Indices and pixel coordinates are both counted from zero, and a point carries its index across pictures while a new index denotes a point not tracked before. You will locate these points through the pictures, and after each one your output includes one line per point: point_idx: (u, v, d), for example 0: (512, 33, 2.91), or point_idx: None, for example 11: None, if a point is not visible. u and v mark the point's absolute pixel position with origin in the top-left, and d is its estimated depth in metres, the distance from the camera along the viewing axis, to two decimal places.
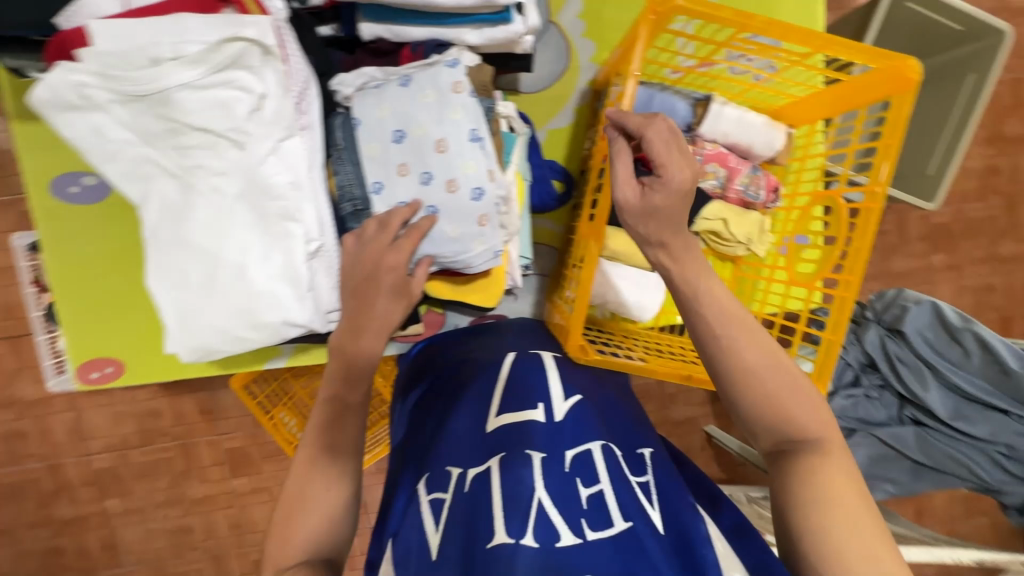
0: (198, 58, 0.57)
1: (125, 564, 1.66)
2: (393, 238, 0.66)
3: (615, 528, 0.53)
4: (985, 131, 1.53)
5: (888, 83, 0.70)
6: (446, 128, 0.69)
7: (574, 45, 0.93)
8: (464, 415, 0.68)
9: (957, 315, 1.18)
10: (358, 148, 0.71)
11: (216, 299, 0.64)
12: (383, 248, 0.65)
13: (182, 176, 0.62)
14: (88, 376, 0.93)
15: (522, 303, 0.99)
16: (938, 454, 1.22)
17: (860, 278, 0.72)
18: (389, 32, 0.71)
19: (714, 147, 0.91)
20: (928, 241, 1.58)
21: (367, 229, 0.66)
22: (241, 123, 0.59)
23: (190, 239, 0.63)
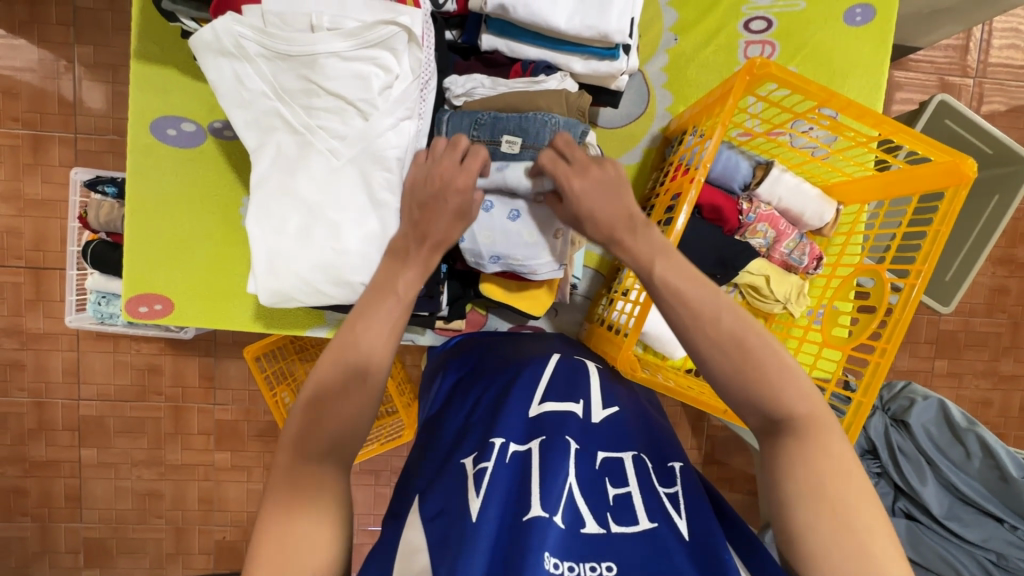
0: (352, 32, 0.63)
1: (87, 519, 1.62)
2: (460, 161, 0.65)
3: (639, 526, 0.53)
4: (999, 252, 1.61)
5: (943, 177, 0.77)
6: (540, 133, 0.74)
7: (653, 94, 1.01)
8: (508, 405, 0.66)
9: (963, 416, 1.22)
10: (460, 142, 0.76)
11: (306, 249, 0.68)
12: (452, 168, 0.64)
13: (304, 133, 0.67)
14: (136, 309, 0.96)
15: (562, 319, 1.04)
16: (928, 552, 1.23)
17: (897, 348, 0.76)
18: (506, 46, 0.78)
19: (767, 209, 0.97)
20: (934, 344, 1.63)
21: (437, 147, 0.66)
22: (373, 96, 0.65)
23: (296, 190, 0.68)
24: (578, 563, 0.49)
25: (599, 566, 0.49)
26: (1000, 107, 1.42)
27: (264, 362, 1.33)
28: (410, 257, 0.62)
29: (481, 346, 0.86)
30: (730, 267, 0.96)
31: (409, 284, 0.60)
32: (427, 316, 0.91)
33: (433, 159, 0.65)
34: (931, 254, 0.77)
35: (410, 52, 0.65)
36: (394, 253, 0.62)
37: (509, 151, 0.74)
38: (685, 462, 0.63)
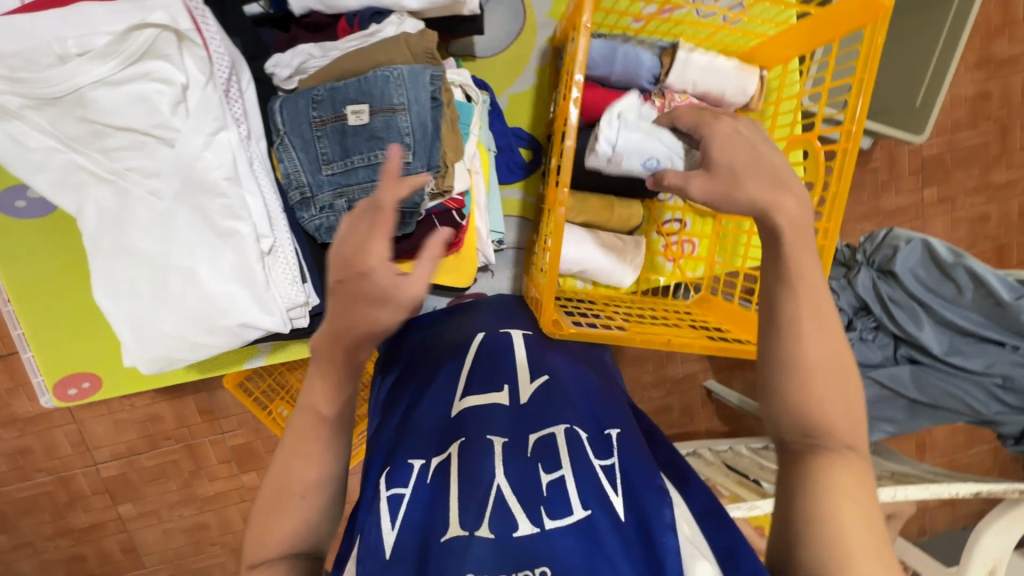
0: (108, 50, 0.52)
1: (149, 564, 1.69)
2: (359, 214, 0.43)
3: (574, 517, 0.48)
4: (974, 54, 1.45)
5: (858, 14, 0.67)
6: (386, 89, 0.64)
7: (528, 2, 0.87)
8: (429, 411, 0.61)
9: (948, 251, 1.16)
10: (302, 129, 0.66)
11: (168, 306, 0.61)
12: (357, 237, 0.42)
13: (114, 181, 0.58)
14: (65, 393, 0.92)
15: (501, 279, 0.96)
16: (935, 391, 1.21)
17: (839, 226, 0.69)
18: (320, 3, 0.66)
19: (685, 98, 0.86)
20: (920, 175, 1.52)
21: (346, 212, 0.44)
22: (167, 118, 0.55)
23: (134, 246, 0.60)
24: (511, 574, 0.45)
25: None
26: None
27: (250, 383, 1.19)
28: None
29: (412, 337, 0.79)
30: None
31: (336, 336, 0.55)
32: None
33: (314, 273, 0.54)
34: (859, 110, 0.68)
35: (188, 52, 0.55)
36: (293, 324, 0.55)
37: (358, 122, 0.65)
38: (625, 428, 0.58)
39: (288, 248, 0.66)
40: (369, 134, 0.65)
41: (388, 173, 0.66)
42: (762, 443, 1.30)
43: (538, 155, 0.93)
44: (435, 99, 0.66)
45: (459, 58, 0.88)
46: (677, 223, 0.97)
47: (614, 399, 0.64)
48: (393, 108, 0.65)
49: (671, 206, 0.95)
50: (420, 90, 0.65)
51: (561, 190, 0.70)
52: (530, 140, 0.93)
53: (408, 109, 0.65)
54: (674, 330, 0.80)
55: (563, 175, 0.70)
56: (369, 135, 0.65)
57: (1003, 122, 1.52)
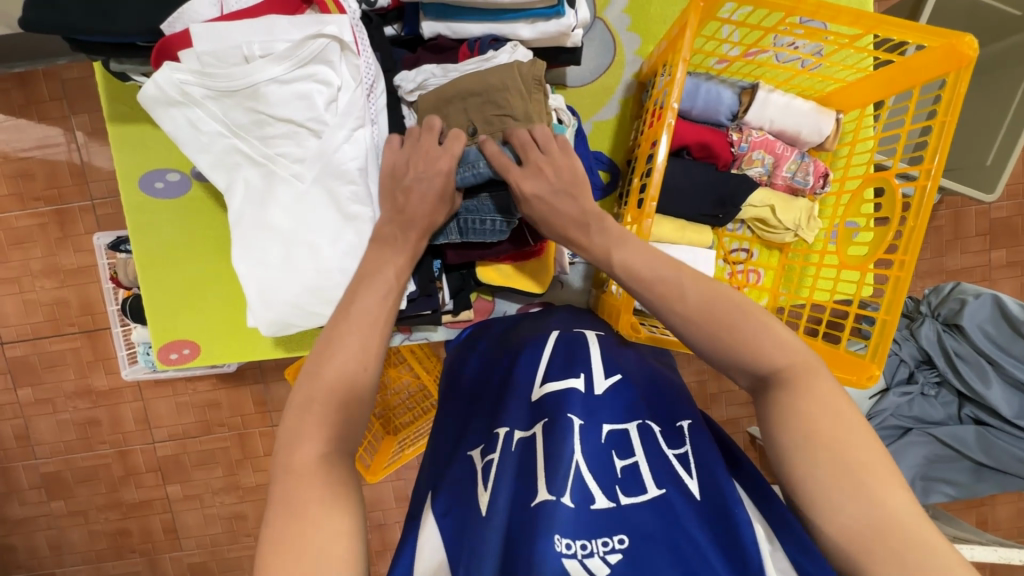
0: (284, 54, 0.62)
1: (185, 548, 1.69)
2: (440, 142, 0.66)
3: (649, 494, 0.52)
4: None
5: (944, 62, 0.71)
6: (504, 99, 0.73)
7: (619, 40, 0.96)
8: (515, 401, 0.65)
9: (1020, 307, 1.12)
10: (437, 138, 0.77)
11: (292, 274, 0.69)
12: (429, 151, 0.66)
13: (264, 164, 0.68)
14: (168, 356, 1.00)
15: (569, 290, 1.02)
16: (1003, 455, 1.17)
17: (916, 258, 0.72)
18: (448, 29, 0.76)
19: (761, 134, 0.92)
20: (988, 236, 1.50)
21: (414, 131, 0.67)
22: (320, 113, 0.65)
23: (270, 221, 0.69)
24: (591, 539, 0.48)
25: (611, 540, 0.48)
26: None
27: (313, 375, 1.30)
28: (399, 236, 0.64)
29: (489, 333, 0.85)
30: (730, 205, 0.91)
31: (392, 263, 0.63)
32: (431, 314, 0.89)
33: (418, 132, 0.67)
34: (939, 150, 0.71)
35: (345, 60, 0.64)
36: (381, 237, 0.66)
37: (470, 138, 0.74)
38: (694, 420, 0.62)
39: None
40: (482, 148, 0.75)
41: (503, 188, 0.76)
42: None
43: (615, 178, 0.98)
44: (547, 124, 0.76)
45: (553, 86, 0.97)
46: (744, 253, 1.00)
47: (683, 395, 0.67)
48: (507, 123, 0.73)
49: (739, 235, 0.99)
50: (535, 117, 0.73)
51: (649, 203, 0.76)
52: (609, 164, 0.97)
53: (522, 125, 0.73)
54: None
55: (651, 190, 0.75)
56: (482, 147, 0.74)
57: None
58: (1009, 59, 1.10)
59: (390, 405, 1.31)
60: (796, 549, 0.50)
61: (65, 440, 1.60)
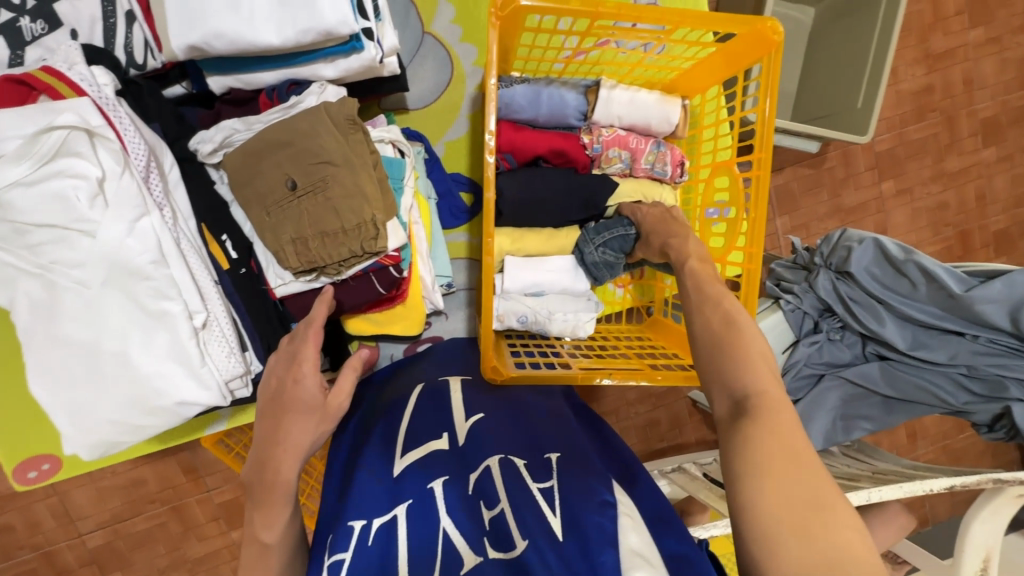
0: (18, 154, 0.53)
1: None
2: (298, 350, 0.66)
3: (515, 549, 0.48)
4: (911, 52, 1.49)
5: (755, 47, 0.69)
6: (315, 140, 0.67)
7: (454, 53, 0.90)
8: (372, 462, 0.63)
9: (899, 248, 1.16)
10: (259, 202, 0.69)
11: (105, 390, 0.62)
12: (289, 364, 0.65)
13: (41, 274, 0.59)
14: (24, 474, 0.86)
15: (455, 321, 0.97)
16: (905, 385, 1.22)
17: (762, 249, 0.71)
18: (238, 81, 0.68)
19: (612, 132, 0.89)
20: (876, 170, 1.56)
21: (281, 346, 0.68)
22: (84, 212, 0.56)
23: (65, 335, 0.61)
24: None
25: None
26: None
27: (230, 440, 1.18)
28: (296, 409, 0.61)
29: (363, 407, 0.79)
30: (594, 207, 0.89)
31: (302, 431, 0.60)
32: None
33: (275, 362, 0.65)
34: (765, 138, 0.71)
35: (101, 147, 0.56)
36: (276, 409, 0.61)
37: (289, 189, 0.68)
38: (564, 451, 0.61)
39: (223, 320, 0.67)
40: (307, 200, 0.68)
41: (336, 243, 0.69)
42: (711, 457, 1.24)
43: (479, 198, 0.95)
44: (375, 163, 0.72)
45: (392, 112, 0.90)
46: None
47: (556, 428, 0.66)
48: (328, 163, 0.67)
49: None
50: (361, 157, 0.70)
51: (488, 239, 0.70)
52: (470, 184, 0.95)
53: (346, 166, 0.68)
54: (618, 361, 0.83)
55: (485, 227, 0.69)
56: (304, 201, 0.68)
57: (949, 111, 1.55)
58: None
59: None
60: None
61: None
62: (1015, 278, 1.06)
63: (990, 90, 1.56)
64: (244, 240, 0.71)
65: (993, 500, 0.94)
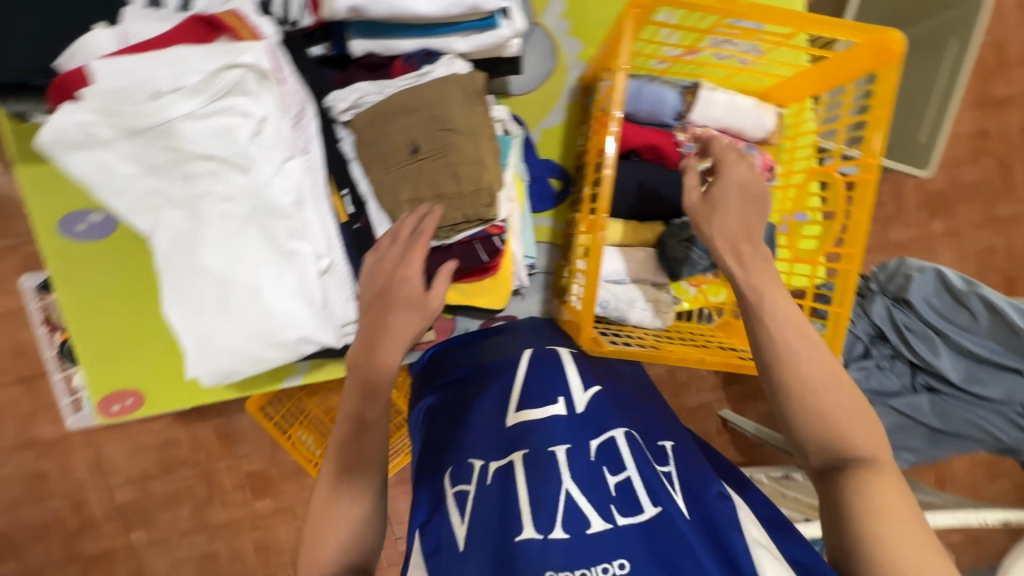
0: (198, 87, 0.58)
1: None
2: (403, 250, 0.67)
3: (646, 514, 0.52)
4: (971, 96, 1.51)
5: (872, 57, 0.72)
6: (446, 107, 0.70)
7: (559, 45, 0.94)
8: (485, 410, 0.68)
9: (961, 279, 1.15)
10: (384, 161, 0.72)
11: (232, 321, 0.65)
12: (396, 261, 0.67)
13: (190, 205, 0.63)
14: (108, 408, 0.93)
15: (531, 302, 1.00)
16: (955, 419, 1.18)
17: (862, 251, 0.74)
18: (379, 47, 0.72)
19: (706, 132, 0.92)
20: (926, 208, 1.55)
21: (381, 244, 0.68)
22: (244, 147, 0.60)
23: (201, 264, 0.64)
24: (589, 567, 0.49)
25: (612, 566, 0.49)
26: None
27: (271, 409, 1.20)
28: (394, 305, 0.65)
29: (454, 360, 0.84)
30: (682, 203, 0.90)
31: (405, 326, 0.65)
32: None
33: (378, 257, 0.68)
34: (875, 143, 0.73)
35: (267, 89, 0.60)
36: (378, 302, 0.66)
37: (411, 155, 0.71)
38: (677, 442, 0.63)
39: (343, 269, 0.70)
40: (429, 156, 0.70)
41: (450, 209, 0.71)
42: (782, 470, 1.22)
43: (568, 184, 0.98)
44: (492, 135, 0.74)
45: (496, 95, 0.93)
46: None
47: (658, 412, 0.69)
48: (451, 129, 0.70)
49: None
50: (480, 125, 0.71)
51: (601, 215, 0.74)
52: (561, 171, 0.97)
53: (468, 138, 0.70)
54: (700, 350, 0.86)
55: (601, 202, 0.74)
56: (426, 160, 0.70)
57: (1004, 157, 1.55)
58: (935, 37, 1.13)
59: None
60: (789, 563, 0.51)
61: (11, 498, 1.44)
62: None
63: None
64: (360, 195, 0.74)
65: None
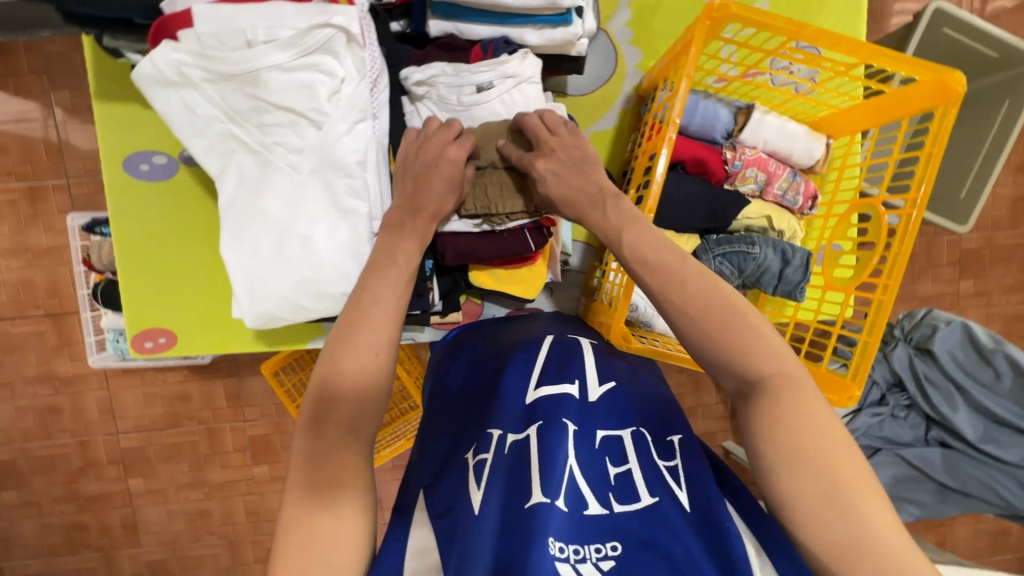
0: (289, 42, 0.61)
1: (145, 545, 1.54)
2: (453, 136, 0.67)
3: (641, 503, 0.51)
4: (1016, 158, 1.49)
5: (933, 95, 0.74)
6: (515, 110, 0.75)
7: (621, 52, 0.97)
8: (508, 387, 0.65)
9: (989, 336, 1.11)
10: None
11: (284, 268, 0.68)
12: (441, 143, 0.66)
13: (261, 152, 0.67)
14: (142, 344, 0.96)
15: (559, 298, 1.02)
16: (966, 478, 1.15)
17: (899, 282, 0.74)
18: (456, 28, 0.75)
19: (754, 152, 0.93)
20: (957, 266, 1.53)
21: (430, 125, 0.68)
22: (322, 104, 0.64)
23: (264, 210, 0.67)
24: (584, 545, 0.48)
25: (604, 547, 0.48)
26: (1007, 4, 1.32)
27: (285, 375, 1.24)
28: (407, 230, 0.64)
29: (478, 336, 0.84)
30: (722, 219, 0.93)
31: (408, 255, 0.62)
32: (421, 313, 0.88)
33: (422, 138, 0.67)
34: (925, 180, 0.74)
35: (352, 52, 0.64)
36: (391, 229, 0.63)
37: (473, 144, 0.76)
38: (685, 435, 0.61)
39: None
40: (490, 107, 0.75)
41: (512, 196, 0.74)
42: None
43: None
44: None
45: (554, 93, 0.97)
46: None
47: (670, 404, 0.66)
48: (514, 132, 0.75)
49: None
50: None
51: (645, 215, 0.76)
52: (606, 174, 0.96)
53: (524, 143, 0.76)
54: None
55: (648, 202, 0.76)
56: (486, 109, 0.75)
57: None
58: (987, 97, 1.13)
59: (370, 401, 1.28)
60: (790, 568, 0.50)
61: (22, 428, 1.46)
62: None
63: None
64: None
65: None
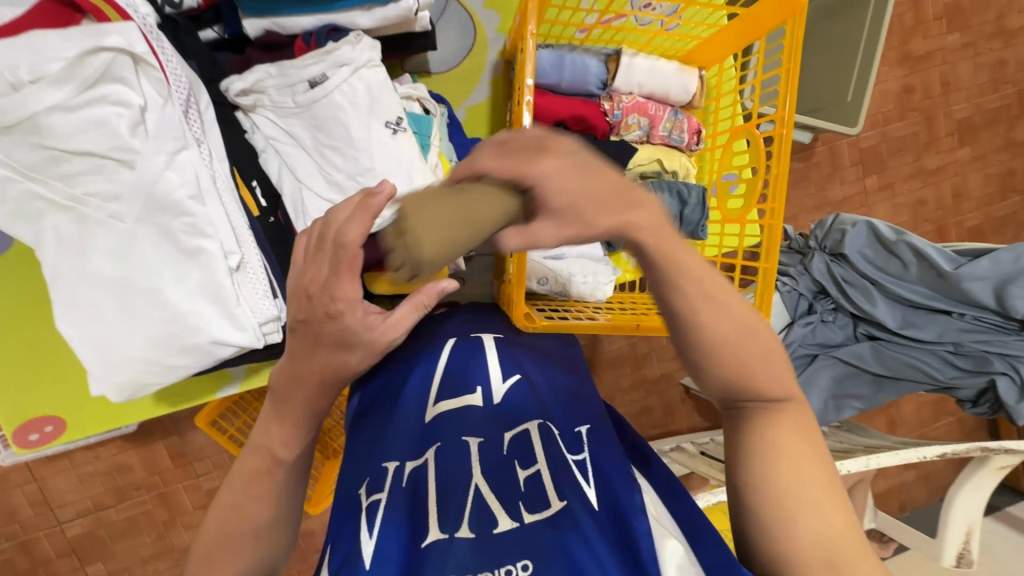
0: (62, 76, 0.53)
1: None
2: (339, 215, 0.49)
3: (552, 509, 0.49)
4: (894, 53, 1.53)
5: (779, 11, 0.74)
6: (359, 106, 0.67)
7: (477, 19, 0.91)
8: (406, 410, 0.62)
9: (889, 229, 1.16)
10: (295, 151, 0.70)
11: (136, 327, 0.61)
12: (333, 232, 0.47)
13: (74, 208, 0.57)
14: (26, 438, 0.83)
15: (471, 286, 0.98)
16: (895, 363, 1.19)
17: (782, 204, 0.75)
18: (274, 24, 0.68)
19: (631, 98, 0.91)
20: (860, 165, 1.59)
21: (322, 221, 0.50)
22: (127, 140, 0.56)
23: (97, 271, 0.59)
24: (493, 570, 0.45)
25: (516, 568, 0.44)
26: None
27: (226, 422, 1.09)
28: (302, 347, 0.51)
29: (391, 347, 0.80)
30: None
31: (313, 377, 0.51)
32: None
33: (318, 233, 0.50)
34: (788, 96, 0.74)
35: (144, 75, 0.57)
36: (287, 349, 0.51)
37: (322, 152, 0.69)
38: (594, 423, 0.59)
39: (257, 265, 0.66)
40: (329, 101, 0.66)
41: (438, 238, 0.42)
42: None
43: None
44: (394, 133, 0.69)
45: (415, 74, 0.91)
46: None
47: (575, 393, 0.64)
48: (360, 129, 0.67)
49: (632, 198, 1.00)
50: (381, 113, 0.68)
51: None
52: None
53: (375, 143, 0.68)
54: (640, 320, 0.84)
55: None
56: (325, 105, 0.67)
57: (928, 111, 1.60)
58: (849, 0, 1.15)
59: (326, 429, 1.10)
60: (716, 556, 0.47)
61: None
62: (1002, 255, 1.07)
63: (966, 92, 1.61)
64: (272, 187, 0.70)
65: (980, 471, 1.01)
